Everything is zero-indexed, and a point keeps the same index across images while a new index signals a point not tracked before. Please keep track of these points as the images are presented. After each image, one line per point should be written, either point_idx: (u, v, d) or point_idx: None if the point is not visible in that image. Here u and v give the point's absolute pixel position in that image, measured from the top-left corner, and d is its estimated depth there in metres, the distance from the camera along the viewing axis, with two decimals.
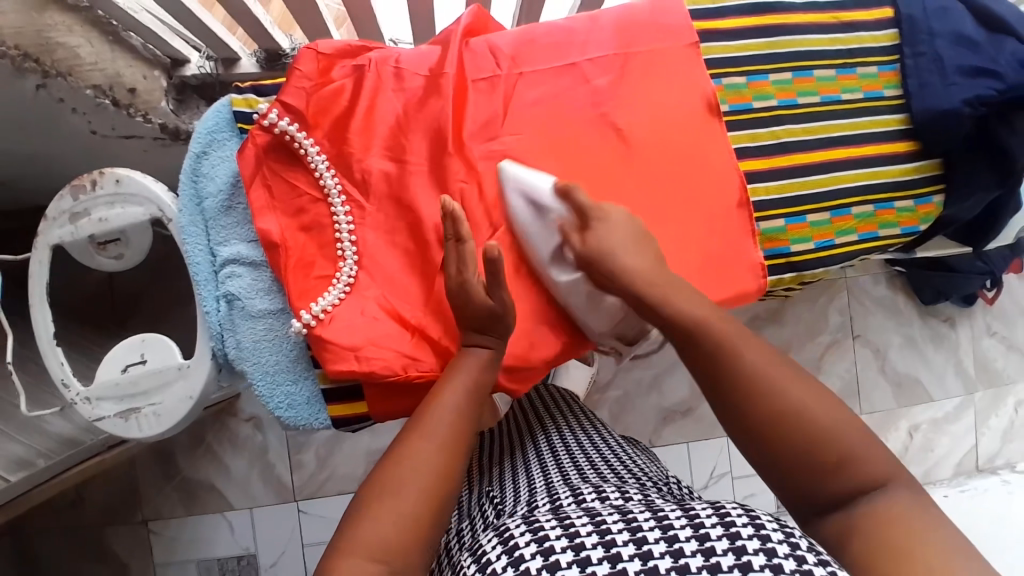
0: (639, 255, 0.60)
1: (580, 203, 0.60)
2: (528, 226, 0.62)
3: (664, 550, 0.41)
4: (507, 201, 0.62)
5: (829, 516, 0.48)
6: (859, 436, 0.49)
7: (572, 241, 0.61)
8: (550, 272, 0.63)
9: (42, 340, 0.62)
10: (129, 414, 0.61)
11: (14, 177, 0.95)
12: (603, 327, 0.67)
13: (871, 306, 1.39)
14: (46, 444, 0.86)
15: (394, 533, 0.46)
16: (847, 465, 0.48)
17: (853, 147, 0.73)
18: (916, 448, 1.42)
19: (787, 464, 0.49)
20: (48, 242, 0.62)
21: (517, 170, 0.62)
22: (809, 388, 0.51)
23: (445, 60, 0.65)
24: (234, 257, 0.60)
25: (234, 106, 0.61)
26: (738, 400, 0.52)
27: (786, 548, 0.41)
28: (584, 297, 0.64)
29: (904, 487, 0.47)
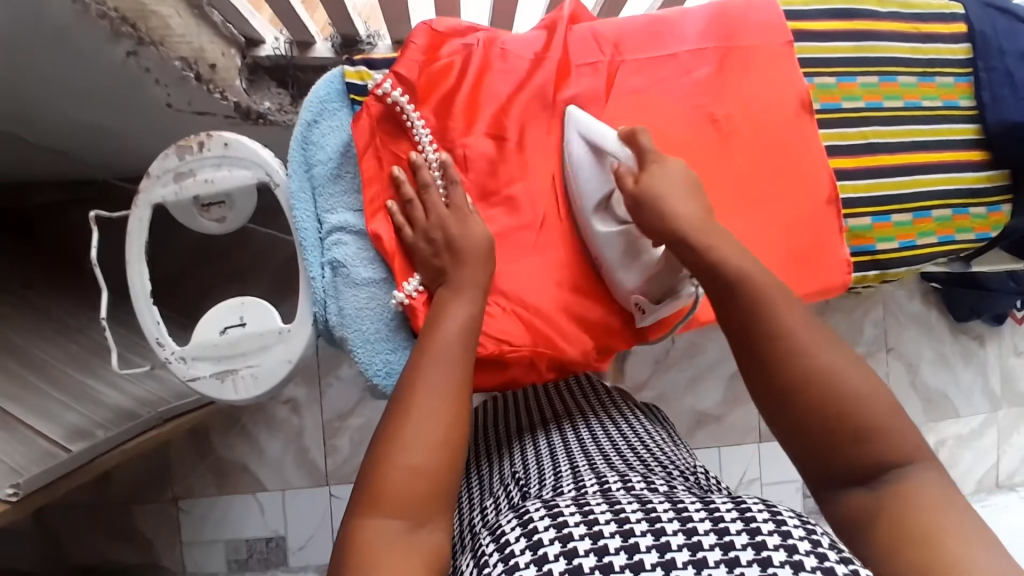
0: (692, 203, 0.56)
1: (642, 146, 0.58)
2: (583, 168, 0.61)
3: (683, 543, 0.39)
4: (568, 140, 0.63)
5: (846, 492, 0.47)
6: (888, 407, 0.47)
7: (624, 182, 0.58)
8: (594, 221, 0.61)
9: (139, 298, 0.61)
10: (226, 376, 0.61)
11: (79, 135, 0.96)
12: (634, 284, 0.62)
13: (904, 320, 1.41)
14: (102, 415, 0.86)
15: (410, 484, 0.45)
16: (873, 438, 0.46)
17: (932, 153, 0.75)
18: (942, 462, 1.43)
19: (823, 424, 0.47)
20: (149, 201, 0.61)
21: (584, 115, 0.62)
22: (847, 354, 0.50)
23: (550, 44, 0.66)
24: (342, 225, 0.60)
25: (347, 78, 0.62)
26: (774, 360, 0.49)
27: (808, 544, 0.38)
28: (619, 252, 0.61)
29: (930, 468, 0.45)
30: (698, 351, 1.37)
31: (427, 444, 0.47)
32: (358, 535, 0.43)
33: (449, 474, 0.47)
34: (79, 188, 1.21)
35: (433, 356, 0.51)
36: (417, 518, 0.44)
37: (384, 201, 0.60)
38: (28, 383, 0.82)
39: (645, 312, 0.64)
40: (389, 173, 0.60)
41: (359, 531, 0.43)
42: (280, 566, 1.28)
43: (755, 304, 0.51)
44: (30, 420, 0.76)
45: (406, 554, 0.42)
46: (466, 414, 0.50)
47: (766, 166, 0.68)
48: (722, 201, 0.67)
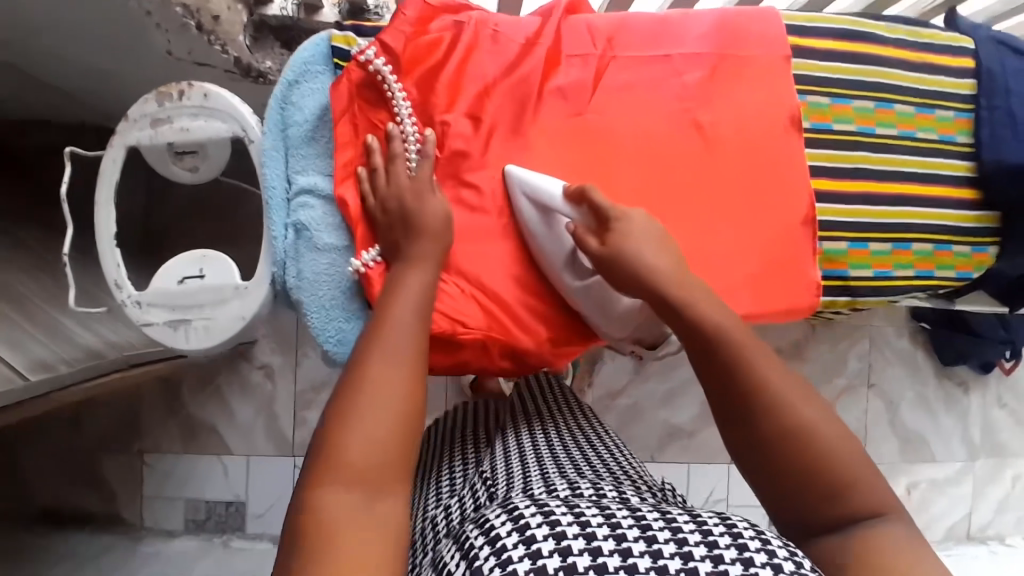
0: (664, 254, 0.57)
1: (597, 206, 0.58)
2: (537, 230, 0.62)
3: (643, 548, 0.38)
4: (516, 206, 0.62)
5: (819, 538, 0.47)
6: (859, 459, 0.49)
7: (588, 245, 0.59)
8: (565, 278, 0.62)
9: (102, 238, 0.61)
10: (179, 324, 0.60)
11: (80, 77, 0.97)
12: (619, 330, 0.67)
13: (890, 357, 1.40)
14: (70, 352, 0.86)
15: (368, 457, 0.45)
16: (846, 490, 0.47)
17: (919, 185, 0.74)
18: (914, 505, 1.41)
19: (792, 473, 0.48)
20: (124, 143, 0.62)
21: (525, 173, 0.62)
22: (823, 408, 0.50)
23: (543, 31, 0.65)
24: (311, 187, 0.60)
25: (333, 42, 0.62)
26: (758, 409, 0.50)
27: (763, 557, 0.38)
28: (597, 305, 0.64)
29: (898, 521, 0.47)
30: (678, 365, 1.36)
31: (386, 421, 0.46)
32: (317, 507, 0.42)
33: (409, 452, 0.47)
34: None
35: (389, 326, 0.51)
36: (372, 490, 0.44)
37: (355, 167, 0.60)
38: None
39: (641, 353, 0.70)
40: (363, 139, 0.60)
41: (315, 502, 0.43)
42: (237, 531, 1.28)
43: (743, 354, 0.52)
44: None
45: (363, 531, 0.42)
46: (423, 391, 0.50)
47: (747, 179, 0.67)
48: (689, 208, 0.66)
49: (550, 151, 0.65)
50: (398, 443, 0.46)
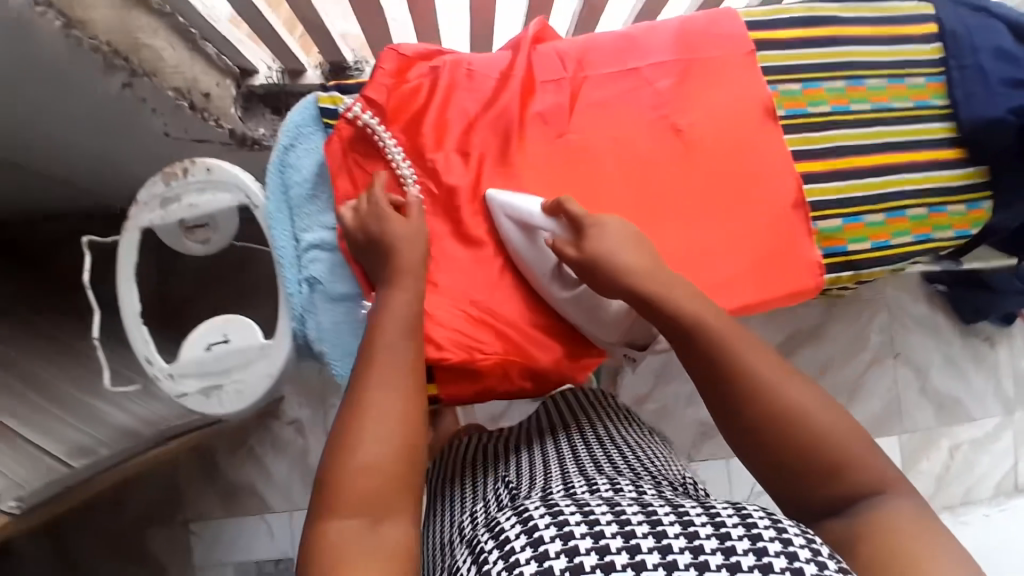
0: (636, 253, 0.59)
1: (571, 215, 0.60)
2: (519, 247, 0.64)
3: (657, 559, 0.40)
4: (499, 226, 0.65)
5: (822, 522, 0.50)
6: (855, 441, 0.51)
7: (565, 254, 0.60)
8: (552, 290, 0.64)
9: (128, 317, 0.64)
10: (211, 391, 0.63)
11: (86, 170, 1.02)
12: (612, 334, 0.68)
13: (911, 325, 1.40)
14: (105, 434, 0.87)
15: (370, 483, 0.48)
16: (843, 469, 0.50)
17: (905, 153, 0.75)
18: (957, 468, 1.39)
19: (788, 455, 0.51)
20: (138, 225, 0.65)
21: (506, 195, 0.64)
22: (813, 389, 0.53)
23: (514, 63, 0.68)
24: (317, 242, 0.63)
25: (320, 103, 0.65)
26: (746, 391, 0.52)
27: (776, 545, 0.40)
28: (584, 311, 0.66)
29: (900, 495, 0.50)
30: None
31: (385, 442, 0.49)
32: (325, 536, 0.46)
33: (409, 473, 0.50)
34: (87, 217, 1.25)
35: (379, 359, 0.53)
36: (376, 515, 0.47)
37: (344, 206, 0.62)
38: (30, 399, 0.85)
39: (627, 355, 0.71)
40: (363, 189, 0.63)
41: (326, 530, 0.46)
42: None
43: (728, 344, 0.54)
44: (32, 436, 0.78)
45: (370, 553, 0.45)
46: (417, 410, 0.52)
47: (733, 173, 0.69)
48: (678, 210, 0.68)
49: (539, 175, 0.67)
50: (398, 464, 0.49)
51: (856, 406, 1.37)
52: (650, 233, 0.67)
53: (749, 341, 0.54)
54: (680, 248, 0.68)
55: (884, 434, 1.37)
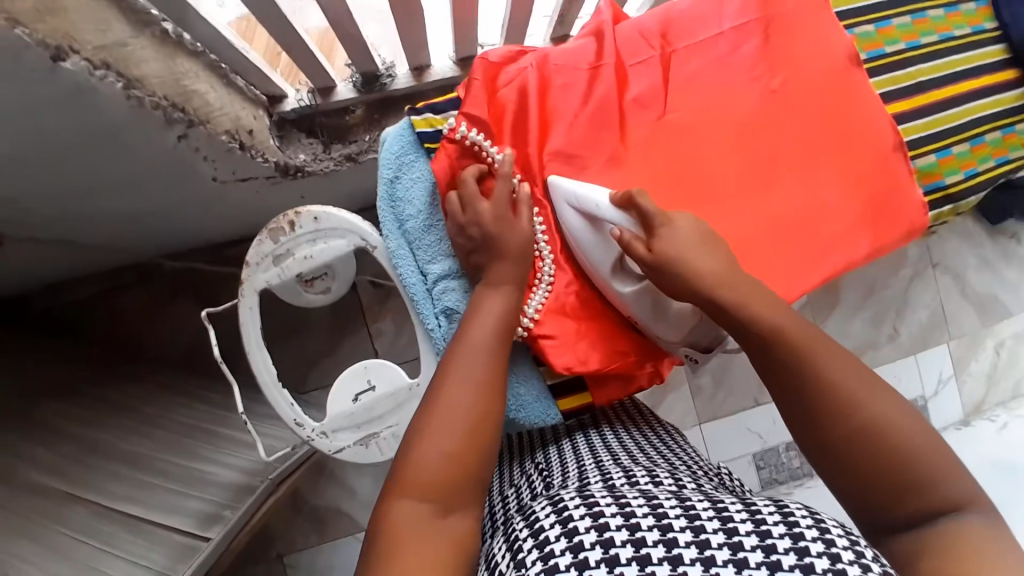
0: (711, 259, 0.56)
1: (644, 212, 0.56)
2: (583, 238, 0.60)
3: (695, 556, 0.41)
4: (561, 213, 0.62)
5: (895, 533, 0.47)
6: (927, 442, 0.47)
7: (636, 251, 0.56)
8: (613, 285, 0.61)
9: (267, 383, 0.63)
10: (369, 440, 0.62)
11: (123, 227, 0.97)
12: (674, 336, 0.63)
13: (945, 234, 1.42)
14: (220, 494, 0.90)
15: (435, 469, 0.49)
16: (919, 483, 0.46)
17: (973, 79, 0.76)
18: (1004, 363, 1.44)
19: (838, 437, 0.49)
20: (254, 287, 0.62)
21: (570, 184, 0.61)
22: (887, 395, 0.50)
23: (602, 50, 0.66)
24: (445, 273, 0.62)
25: (416, 127, 0.63)
26: (793, 360, 0.52)
27: (813, 531, 0.42)
28: (648, 310, 0.61)
29: (979, 514, 0.45)
30: None
31: (452, 438, 0.50)
32: (391, 515, 0.46)
33: (463, 472, 0.50)
34: (148, 273, 1.25)
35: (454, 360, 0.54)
36: (444, 505, 0.48)
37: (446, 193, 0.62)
38: (144, 481, 0.87)
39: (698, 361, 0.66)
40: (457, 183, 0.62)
41: (392, 509, 0.47)
42: None
43: (795, 341, 0.52)
44: (155, 517, 0.83)
45: (435, 540, 0.45)
46: (487, 411, 0.52)
47: (830, 127, 0.69)
48: (785, 172, 0.68)
49: (645, 159, 0.66)
50: (456, 455, 0.50)
51: (904, 321, 1.40)
52: (757, 200, 0.68)
53: (810, 337, 0.52)
54: (785, 210, 0.68)
55: (934, 344, 1.41)
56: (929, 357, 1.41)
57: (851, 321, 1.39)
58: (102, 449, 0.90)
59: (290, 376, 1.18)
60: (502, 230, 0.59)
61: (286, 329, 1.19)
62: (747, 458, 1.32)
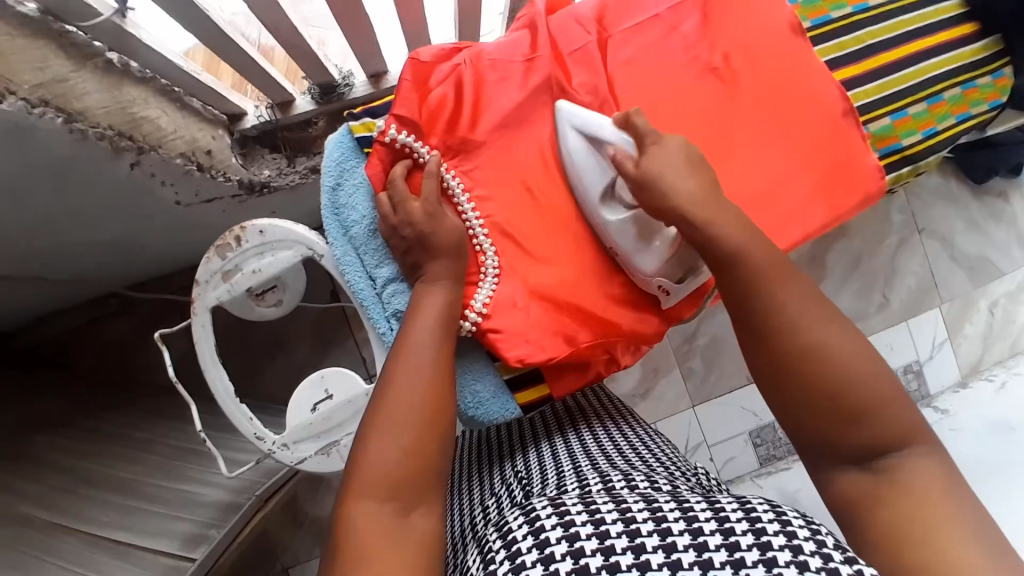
0: (691, 178, 0.58)
1: (638, 130, 0.60)
2: (581, 161, 0.62)
3: (662, 560, 0.40)
4: (562, 138, 0.63)
5: (840, 471, 0.48)
6: (886, 387, 0.49)
7: (625, 168, 0.59)
8: (601, 210, 0.62)
9: (225, 400, 0.63)
10: (330, 448, 0.62)
11: (96, 258, 0.98)
12: (651, 268, 0.63)
13: (929, 198, 1.39)
14: (207, 514, 0.88)
15: (393, 467, 0.48)
16: (867, 414, 0.48)
17: (926, 37, 0.74)
18: (999, 324, 1.40)
19: (806, 392, 0.50)
20: (206, 306, 0.63)
21: (574, 109, 0.62)
22: (844, 330, 0.52)
23: (536, 42, 0.66)
24: (393, 276, 0.62)
25: (355, 133, 0.64)
26: (768, 325, 0.53)
27: (775, 526, 0.41)
28: (632, 237, 0.62)
29: (928, 451, 0.46)
30: None
31: (405, 436, 0.49)
32: (347, 521, 0.45)
33: (422, 470, 0.49)
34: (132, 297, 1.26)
35: (405, 364, 0.53)
36: (406, 504, 0.47)
37: (378, 193, 0.61)
38: (132, 508, 0.87)
39: (670, 293, 0.65)
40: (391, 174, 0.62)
41: (349, 515, 0.45)
42: None
43: (768, 272, 0.54)
44: (140, 541, 0.82)
45: (395, 541, 0.44)
46: (442, 423, 0.52)
47: (776, 98, 0.67)
48: (734, 147, 0.67)
49: None
50: (415, 451, 0.49)
51: (894, 289, 1.38)
52: None
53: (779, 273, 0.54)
54: (733, 186, 0.67)
55: (924, 309, 1.38)
56: (921, 322, 1.38)
57: (840, 292, 1.37)
58: (91, 480, 0.91)
59: (278, 392, 1.19)
60: (438, 228, 0.59)
61: (270, 344, 1.20)
62: (742, 436, 1.30)
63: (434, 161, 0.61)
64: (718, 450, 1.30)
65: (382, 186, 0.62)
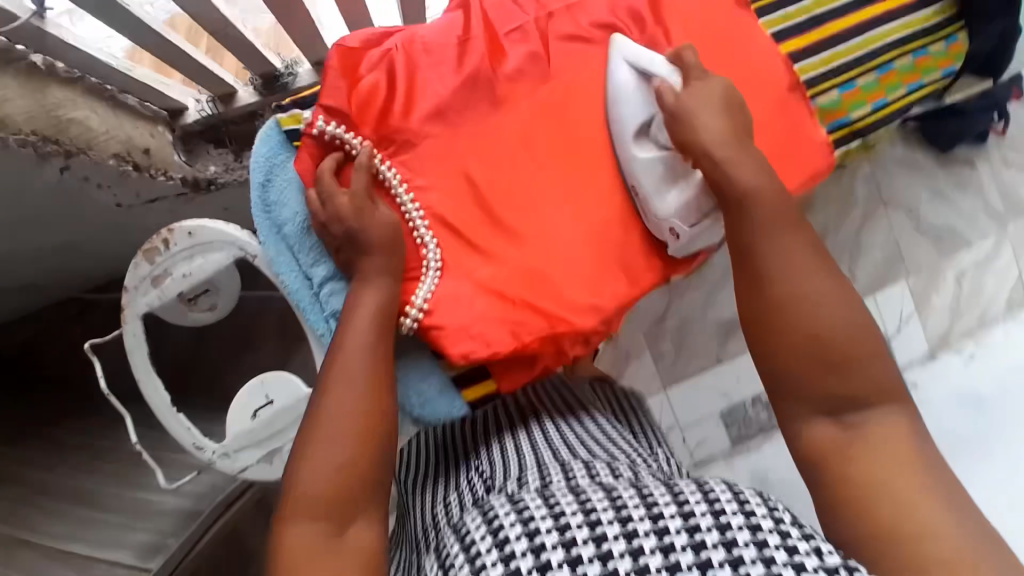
0: (723, 120, 0.58)
1: (686, 65, 0.61)
2: (621, 95, 0.62)
3: (623, 548, 0.38)
4: (610, 69, 0.63)
5: (814, 425, 0.49)
6: (869, 339, 0.49)
7: (665, 98, 0.59)
8: (631, 146, 0.63)
9: (161, 411, 0.61)
10: (273, 455, 0.61)
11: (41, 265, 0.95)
12: (670, 210, 0.62)
13: (893, 169, 1.38)
14: (167, 524, 0.86)
15: (328, 482, 0.46)
16: (851, 362, 0.49)
17: (875, 5, 0.72)
18: (966, 294, 1.39)
19: (796, 342, 0.50)
20: (136, 313, 0.60)
21: (628, 42, 0.62)
22: (831, 279, 0.51)
23: (470, 25, 0.64)
24: (330, 274, 0.60)
25: (284, 126, 0.61)
26: (762, 276, 0.53)
27: (741, 520, 0.39)
28: (657, 177, 0.62)
29: (899, 407, 0.48)
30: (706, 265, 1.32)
31: (342, 445, 0.48)
32: (285, 543, 0.44)
33: (360, 486, 0.47)
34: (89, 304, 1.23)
35: (337, 372, 0.51)
36: (343, 520, 0.46)
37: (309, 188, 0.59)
38: (87, 518, 0.85)
39: (680, 237, 0.63)
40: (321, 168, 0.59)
41: (286, 537, 0.44)
42: None
43: (778, 219, 0.54)
44: (98, 553, 0.80)
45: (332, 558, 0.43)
46: (377, 433, 0.50)
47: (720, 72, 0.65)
48: None
49: (529, 133, 0.64)
50: (349, 466, 0.47)
51: (860, 263, 1.37)
52: None
53: (785, 218, 0.54)
54: None
55: (891, 282, 1.38)
56: (888, 295, 1.38)
57: None
58: (48, 490, 0.89)
59: None
60: (368, 224, 0.57)
61: None
62: (715, 418, 1.30)
63: (364, 153, 0.59)
64: (691, 431, 1.29)
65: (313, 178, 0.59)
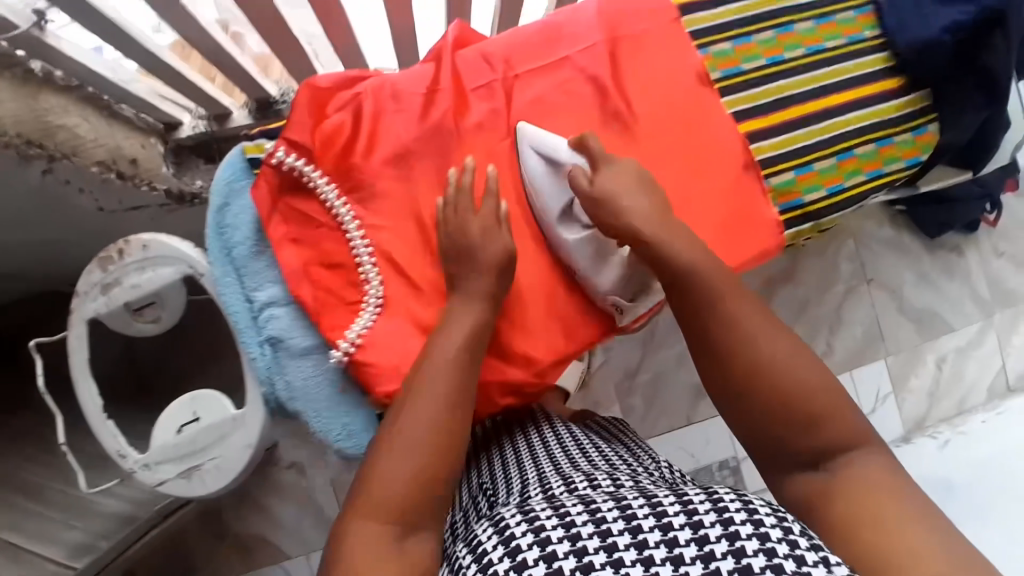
0: (646, 198, 0.61)
1: (593, 151, 0.62)
2: (540, 181, 0.64)
3: (634, 555, 0.39)
4: (522, 159, 0.65)
5: (799, 475, 0.51)
6: (831, 396, 0.52)
7: (580, 184, 0.62)
8: (560, 229, 0.65)
9: (92, 414, 0.64)
10: (191, 472, 0.63)
11: None
12: (609, 285, 0.66)
13: (879, 248, 1.38)
14: (101, 525, 0.88)
15: (400, 491, 0.49)
16: (819, 422, 0.51)
17: (844, 92, 0.73)
18: (946, 379, 1.39)
19: (763, 408, 0.52)
20: (83, 317, 0.63)
21: (534, 131, 0.65)
22: (790, 343, 0.54)
23: (440, 75, 0.66)
24: (272, 299, 0.62)
25: (248, 154, 0.64)
26: (725, 348, 0.54)
27: (747, 522, 0.40)
28: (589, 255, 0.65)
29: (876, 453, 0.50)
30: None
31: (411, 456, 0.50)
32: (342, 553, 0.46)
33: (420, 497, 0.49)
34: None
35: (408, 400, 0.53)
36: (405, 529, 0.48)
37: (268, 215, 0.61)
38: (27, 510, 0.85)
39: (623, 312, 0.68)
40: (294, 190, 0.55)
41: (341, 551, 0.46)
42: None
43: (722, 293, 0.56)
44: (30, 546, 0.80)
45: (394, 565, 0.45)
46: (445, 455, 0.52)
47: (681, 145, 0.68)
48: None
49: None
50: (418, 478, 0.50)
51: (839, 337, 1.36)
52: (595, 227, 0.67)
53: (733, 290, 0.56)
54: None
55: (870, 359, 1.37)
56: (866, 372, 1.37)
57: None
58: None
59: None
60: None
61: None
62: None
63: None
64: None
65: (269, 208, 0.61)
